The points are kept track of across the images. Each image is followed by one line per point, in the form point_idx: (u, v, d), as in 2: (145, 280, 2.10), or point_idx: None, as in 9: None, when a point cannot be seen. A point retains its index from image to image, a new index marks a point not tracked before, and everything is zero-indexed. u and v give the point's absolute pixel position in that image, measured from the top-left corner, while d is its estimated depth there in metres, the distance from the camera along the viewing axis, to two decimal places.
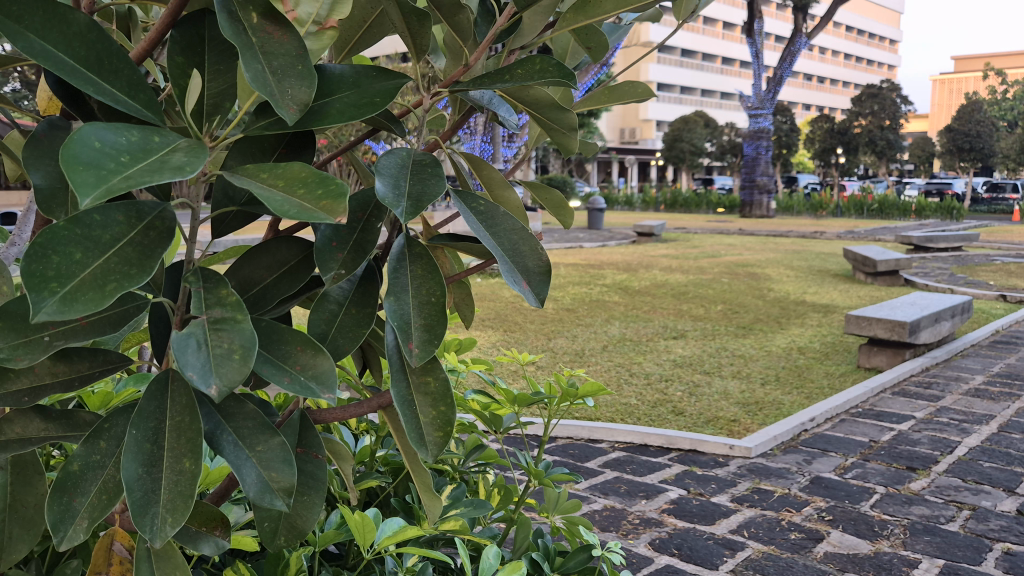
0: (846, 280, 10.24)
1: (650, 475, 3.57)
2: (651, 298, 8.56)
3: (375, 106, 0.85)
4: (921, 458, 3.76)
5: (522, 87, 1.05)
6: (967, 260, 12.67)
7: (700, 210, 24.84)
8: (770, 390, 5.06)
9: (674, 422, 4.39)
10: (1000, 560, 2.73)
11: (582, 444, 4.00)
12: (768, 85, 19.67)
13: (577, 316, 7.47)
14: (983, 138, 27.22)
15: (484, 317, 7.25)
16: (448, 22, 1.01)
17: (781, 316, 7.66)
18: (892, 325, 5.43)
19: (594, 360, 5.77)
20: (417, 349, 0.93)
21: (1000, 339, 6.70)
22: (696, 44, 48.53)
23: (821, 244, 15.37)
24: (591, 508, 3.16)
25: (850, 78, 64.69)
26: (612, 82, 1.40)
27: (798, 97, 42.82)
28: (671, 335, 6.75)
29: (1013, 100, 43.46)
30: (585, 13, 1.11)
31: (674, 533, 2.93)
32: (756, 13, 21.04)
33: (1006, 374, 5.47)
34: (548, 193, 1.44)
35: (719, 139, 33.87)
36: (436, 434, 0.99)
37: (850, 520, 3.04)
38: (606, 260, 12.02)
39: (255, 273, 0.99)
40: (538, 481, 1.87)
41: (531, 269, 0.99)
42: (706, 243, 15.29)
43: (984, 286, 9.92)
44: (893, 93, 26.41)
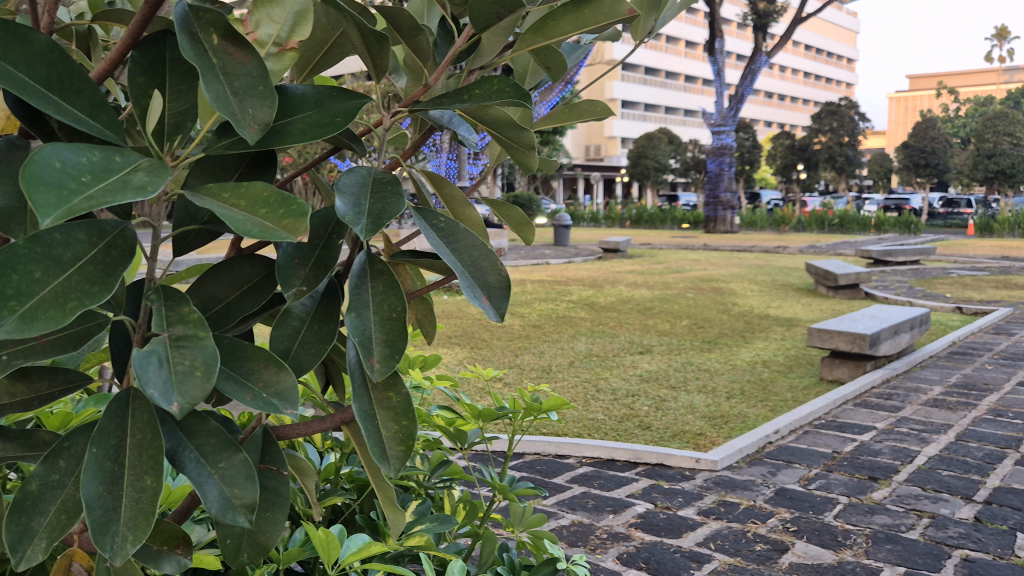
0: (808, 294, 10.41)
1: (617, 490, 3.59)
2: (617, 314, 8.63)
3: (336, 127, 0.87)
4: (882, 468, 3.83)
5: (481, 108, 1.08)
6: (925, 273, 12.95)
7: (665, 226, 25.05)
8: (735, 403, 5.12)
9: (640, 436, 4.43)
10: (959, 566, 2.80)
11: (549, 459, 4.02)
12: (730, 102, 19.94)
13: (543, 333, 7.49)
14: (938, 154, 27.96)
15: (451, 335, 7.24)
16: (408, 43, 1.04)
17: (745, 331, 7.75)
18: (853, 337, 5.53)
19: (560, 376, 5.79)
20: (378, 364, 0.94)
21: (957, 350, 6.86)
22: (659, 62, 49.19)
23: (783, 258, 15.61)
24: (559, 524, 3.17)
25: (809, 95, 65.92)
26: (572, 101, 1.43)
27: (760, 115, 43.57)
28: (636, 350, 6.81)
29: (966, 118, 44.68)
30: (543, 34, 1.14)
31: (642, 547, 2.95)
32: (717, 31, 21.33)
33: (963, 384, 5.60)
34: (509, 211, 1.46)
35: (682, 155, 34.29)
36: (399, 448, 1.01)
37: (814, 531, 3.09)
38: (572, 276, 12.08)
39: (218, 290, 1.00)
40: (503, 496, 1.88)
41: (492, 284, 1.02)
42: (671, 258, 15.44)
43: (941, 298, 10.15)
44: (851, 109, 26.96)
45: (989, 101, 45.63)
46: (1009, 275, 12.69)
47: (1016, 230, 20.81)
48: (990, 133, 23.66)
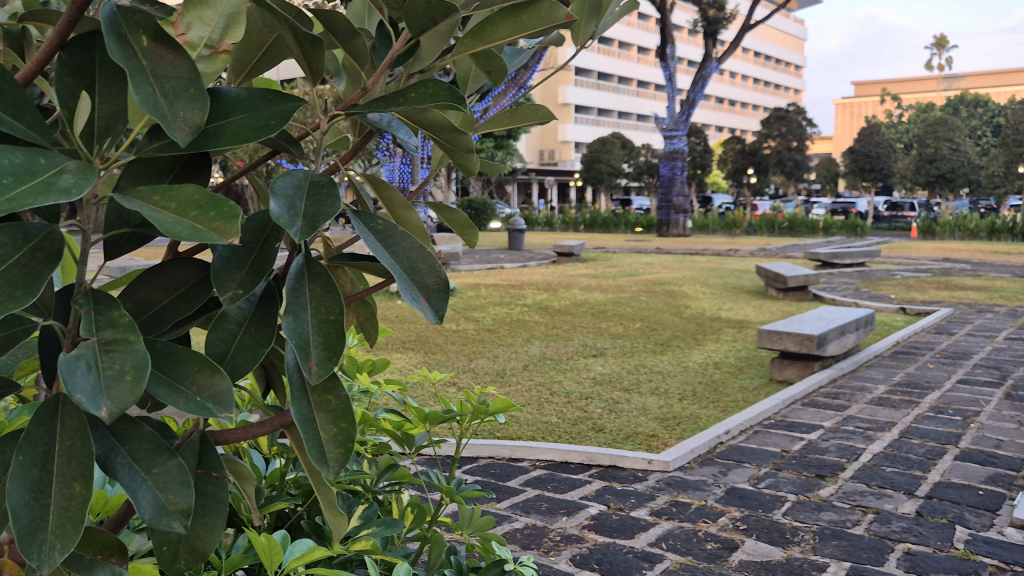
0: (758, 296, 10.60)
1: (570, 492, 3.62)
2: (571, 317, 8.68)
3: (269, 130, 0.86)
4: (828, 466, 3.92)
5: (419, 110, 1.08)
6: (871, 275, 13.26)
7: (618, 230, 25.28)
8: (687, 405, 5.19)
9: (594, 439, 4.47)
10: (901, 560, 2.87)
11: (502, 463, 4.03)
12: (682, 107, 20.18)
13: (498, 337, 7.51)
14: (883, 159, 28.70)
15: (404, 340, 7.20)
16: (345, 47, 1.04)
17: (697, 333, 7.85)
18: (801, 338, 5.65)
19: (514, 380, 5.81)
20: (316, 367, 0.94)
21: (901, 349, 7.04)
22: (612, 68, 49.63)
23: (734, 261, 15.85)
24: (513, 527, 3.18)
25: (758, 100, 67.09)
26: (512, 106, 1.45)
27: (710, 119, 44.23)
28: (590, 353, 6.86)
29: (910, 124, 45.94)
30: (482, 39, 1.15)
31: (596, 548, 2.97)
32: (668, 37, 21.57)
33: (906, 383, 5.75)
34: (453, 214, 1.46)
35: (634, 160, 34.63)
36: (338, 451, 1.01)
37: (763, 529, 3.15)
38: (527, 280, 12.12)
39: (152, 294, 0.99)
40: (450, 498, 1.89)
41: (431, 286, 1.03)
42: (624, 262, 15.58)
43: (886, 299, 10.39)
44: (798, 114, 27.50)
45: (931, 107, 47.02)
46: (949, 276, 13.10)
47: (956, 233, 21.49)
48: (931, 138, 24.38)
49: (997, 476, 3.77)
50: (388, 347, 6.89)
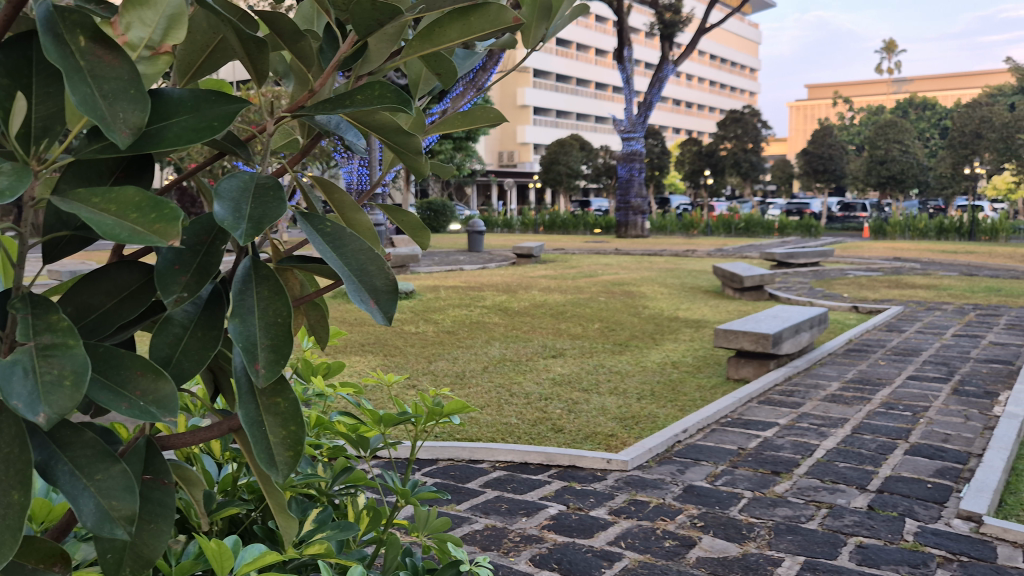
0: (715, 296, 10.74)
1: (530, 492, 3.63)
2: (530, 318, 8.71)
3: (213, 131, 0.86)
4: (783, 462, 3.98)
5: (367, 111, 1.08)
6: (825, 275, 13.53)
7: (578, 231, 25.45)
8: (645, 404, 5.24)
9: (553, 439, 4.49)
10: (853, 553, 2.94)
11: (462, 464, 4.03)
12: (639, 109, 20.37)
13: (458, 338, 7.50)
14: (835, 161, 29.31)
15: (362, 343, 7.17)
16: (292, 49, 1.04)
17: (655, 333, 7.92)
18: (756, 337, 5.74)
19: (474, 381, 5.81)
20: (263, 369, 0.93)
21: (853, 347, 7.18)
22: (571, 70, 49.90)
23: (691, 262, 16.04)
24: (472, 529, 3.18)
25: (713, 102, 67.97)
26: (463, 108, 1.46)
27: (668, 121, 44.70)
28: (549, 354, 6.89)
29: (861, 127, 46.99)
30: (430, 42, 1.16)
31: (555, 548, 2.99)
32: (625, 39, 21.75)
33: (859, 380, 5.87)
34: (404, 215, 1.46)
35: (593, 162, 34.86)
36: (287, 454, 1.00)
37: (720, 525, 3.19)
38: (487, 281, 12.13)
39: (94, 298, 0.97)
40: (406, 500, 1.88)
41: (379, 287, 1.03)
42: (583, 263, 15.68)
43: (839, 298, 10.61)
44: (754, 116, 27.94)
45: (882, 110, 48.13)
46: (900, 275, 13.41)
47: (906, 233, 22.03)
48: (882, 141, 24.97)
49: (945, 469, 3.87)
50: (347, 350, 6.84)
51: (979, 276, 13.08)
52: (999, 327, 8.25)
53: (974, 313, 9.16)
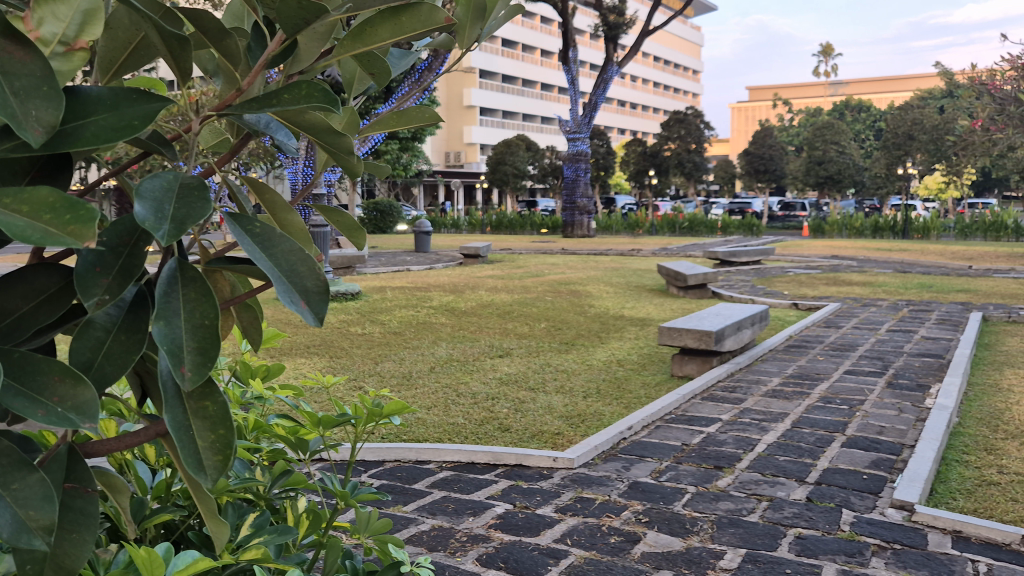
0: (660, 295, 10.88)
1: (477, 492, 3.63)
2: (477, 318, 8.71)
3: (133, 130, 0.84)
4: (726, 457, 4.06)
5: (296, 112, 1.07)
6: (766, 272, 13.82)
7: (525, 231, 25.51)
8: (591, 402, 5.28)
9: (500, 438, 4.50)
10: (792, 544, 3.01)
11: (409, 466, 4.00)
12: (585, 109, 20.51)
13: (404, 339, 7.45)
14: (775, 161, 29.95)
15: (307, 345, 7.07)
16: (217, 48, 1.02)
17: (600, 331, 7.99)
18: (700, 334, 5.83)
19: (421, 382, 5.77)
20: (190, 372, 0.92)
21: (793, 343, 7.35)
22: (517, 70, 49.99)
23: (637, 261, 16.21)
24: (419, 530, 3.17)
25: (658, 104, 68.87)
26: (399, 107, 1.46)
27: (613, 122, 45.10)
28: (496, 353, 6.89)
29: (800, 128, 48.12)
30: (362, 41, 1.15)
31: (502, 547, 2.99)
32: (570, 41, 21.87)
33: (799, 375, 6.01)
34: (340, 216, 1.45)
35: (540, 162, 34.98)
36: (216, 459, 0.99)
37: (664, 520, 3.24)
38: (434, 282, 12.06)
39: (11, 302, 0.94)
40: (347, 502, 1.86)
41: (311, 288, 1.02)
42: (530, 263, 15.75)
43: (780, 295, 10.84)
44: (697, 117, 28.38)
45: (819, 112, 49.39)
46: (837, 273, 13.78)
47: (843, 231, 22.61)
48: (819, 141, 25.60)
49: (880, 460, 3.99)
50: (291, 353, 6.74)
51: (912, 273, 13.51)
52: (930, 322, 8.54)
53: (908, 309, 9.45)
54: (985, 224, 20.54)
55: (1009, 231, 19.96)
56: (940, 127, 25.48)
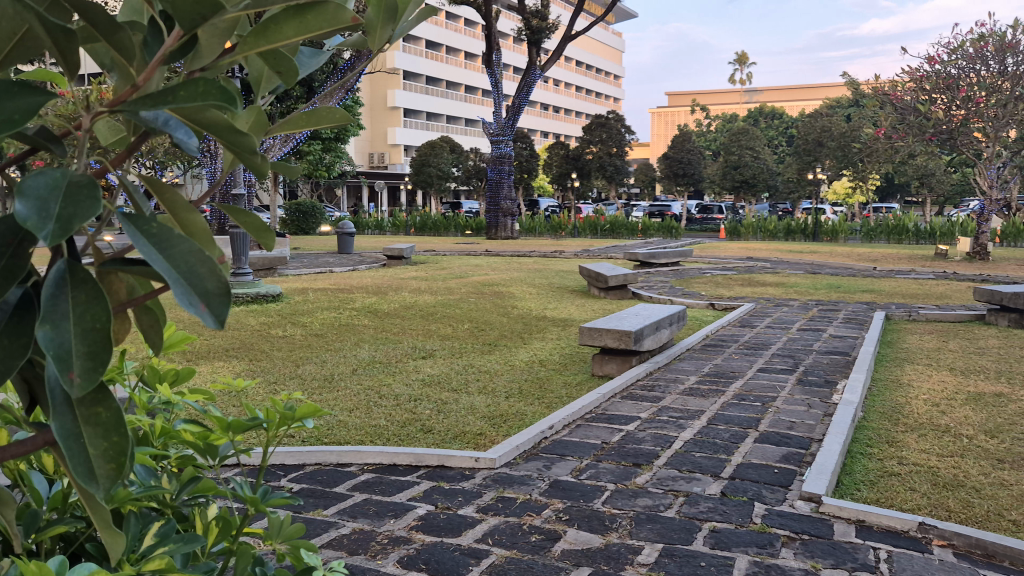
0: (581, 295, 11.02)
1: (398, 494, 3.60)
2: (400, 320, 8.65)
3: (13, 127, 0.82)
4: (644, 454, 4.14)
5: (192, 110, 1.05)
6: (685, 273, 14.16)
7: (449, 232, 25.45)
8: (513, 402, 5.31)
9: (423, 440, 4.48)
10: (707, 538, 3.09)
11: (330, 469, 3.95)
12: (507, 111, 20.58)
13: (326, 341, 7.35)
14: (693, 165, 30.72)
15: (226, 348, 6.89)
16: (109, 41, 0.99)
17: (523, 332, 8.05)
18: (619, 334, 5.93)
19: (342, 384, 5.69)
20: (78, 378, 0.89)
21: (710, 342, 7.54)
22: (441, 71, 49.83)
23: (559, 262, 16.37)
24: (339, 533, 3.13)
25: (580, 108, 69.73)
26: (309, 107, 1.44)
27: (536, 124, 45.41)
28: (419, 355, 6.86)
29: (718, 133, 49.48)
30: (267, 39, 1.14)
31: (423, 548, 2.99)
32: (494, 44, 21.90)
33: (714, 373, 6.18)
34: (248, 216, 1.42)
35: (464, 164, 35.01)
36: (109, 467, 0.97)
37: (584, 518, 3.29)
38: (356, 284, 11.92)
39: None
40: (259, 508, 1.82)
41: (211, 291, 1.01)
42: (454, 264, 15.72)
43: (698, 296, 11.09)
44: (618, 121, 28.83)
45: (734, 118, 50.94)
46: (751, 274, 14.20)
47: (758, 234, 23.35)
48: (735, 147, 26.37)
49: (790, 454, 4.14)
50: (209, 356, 6.56)
51: (822, 274, 14.07)
52: (838, 320, 8.89)
53: (817, 309, 9.81)
54: (888, 228, 21.57)
55: (910, 234, 20.99)
56: (847, 135, 26.62)
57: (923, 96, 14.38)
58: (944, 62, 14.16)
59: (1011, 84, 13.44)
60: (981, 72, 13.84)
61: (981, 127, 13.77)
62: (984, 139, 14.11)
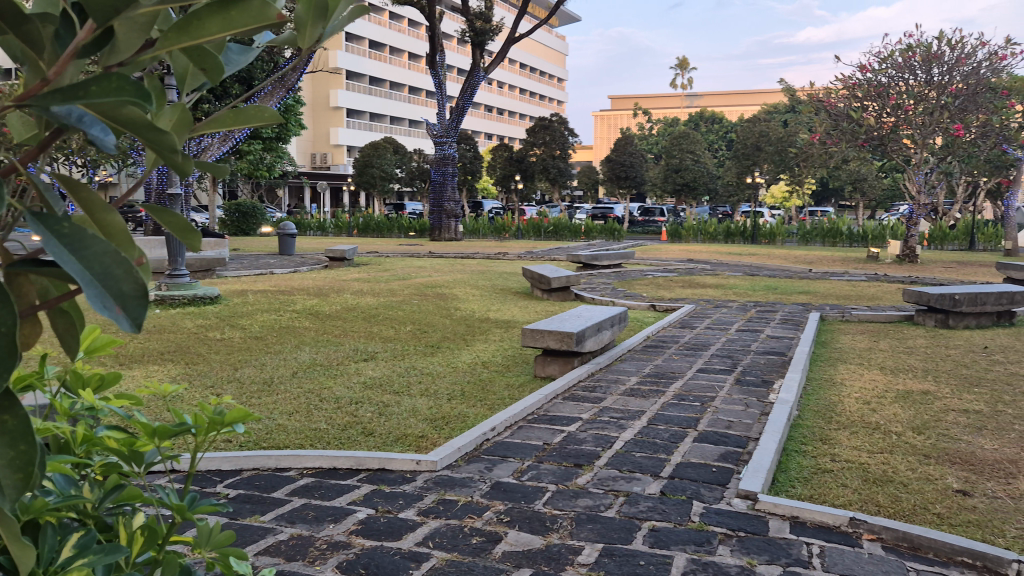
0: (524, 297, 11.04)
1: (338, 498, 3.55)
2: (342, 322, 8.55)
3: None
4: (585, 455, 4.17)
5: (108, 107, 1.01)
6: (626, 275, 14.30)
7: (392, 234, 25.27)
8: (455, 404, 5.28)
9: (364, 443, 4.43)
10: (646, 537, 3.12)
11: (268, 474, 3.88)
12: (451, 113, 20.50)
13: (265, 344, 7.21)
14: (636, 169, 31.08)
15: (161, 352, 6.72)
16: (16, 33, 0.96)
17: (465, 334, 8.03)
18: (561, 336, 5.96)
19: (282, 388, 5.59)
20: None
21: (651, 343, 7.64)
22: (385, 72, 49.43)
23: (503, 264, 16.39)
24: (276, 539, 3.07)
25: (524, 109, 69.96)
26: (236, 107, 1.41)
27: (480, 126, 45.39)
28: (360, 357, 6.78)
29: (660, 138, 50.18)
30: (188, 35, 1.11)
31: (363, 553, 2.95)
32: (437, 45, 21.80)
33: (655, 373, 6.26)
34: (171, 215, 1.38)
35: (407, 165, 34.85)
36: (17, 476, 0.93)
37: (525, 519, 3.29)
38: (296, 285, 11.73)
39: None
40: (185, 516, 1.76)
41: (128, 294, 0.97)
42: (397, 266, 15.60)
43: (639, 298, 11.22)
44: (561, 124, 28.99)
45: (675, 121, 51.74)
46: (692, 276, 14.42)
47: (698, 236, 23.75)
48: (676, 150, 26.76)
49: (727, 453, 4.21)
50: (143, 360, 6.39)
51: (759, 276, 14.36)
52: (775, 321, 9.08)
53: (755, 310, 10.02)
54: (823, 231, 22.17)
55: (844, 237, 21.59)
56: (784, 140, 27.25)
57: (856, 103, 14.82)
58: (875, 71, 14.57)
59: (937, 93, 13.91)
60: (909, 80, 14.29)
61: (910, 134, 14.27)
62: (912, 145, 14.59)
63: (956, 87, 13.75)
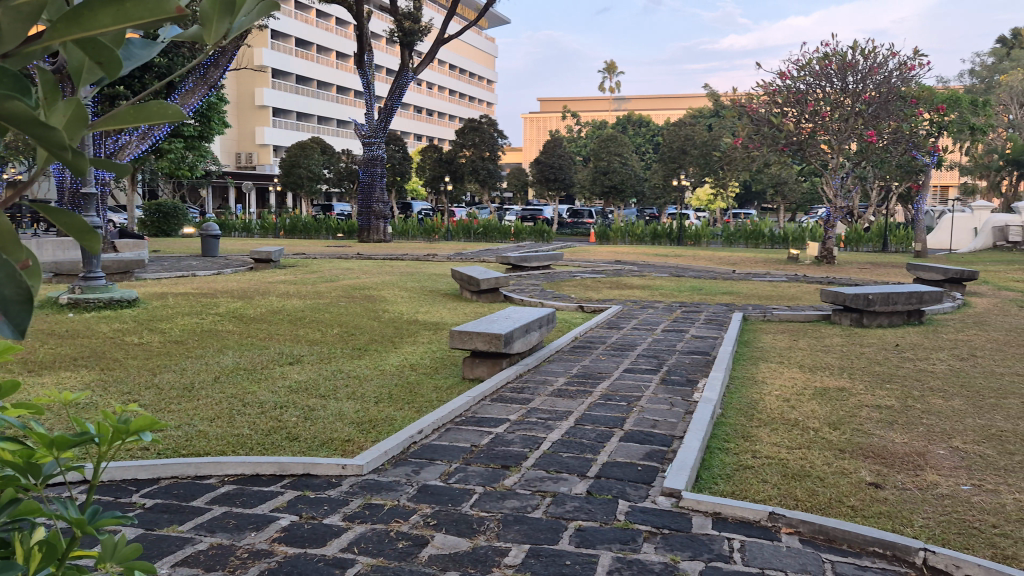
0: (453, 299, 11.00)
1: (260, 505, 3.46)
2: (266, 325, 8.36)
3: None
4: (513, 456, 4.17)
5: None
6: (555, 276, 14.41)
7: (320, 235, 24.88)
8: (382, 407, 5.22)
9: (288, 448, 4.34)
10: (573, 536, 3.13)
11: (187, 482, 3.75)
12: (380, 113, 20.24)
13: (187, 348, 7.00)
14: (565, 171, 31.35)
15: (74, 357, 6.44)
16: None
17: (394, 336, 7.95)
18: (489, 337, 5.94)
19: (203, 393, 5.43)
20: None
21: (579, 343, 7.70)
22: (312, 71, 48.64)
23: (432, 265, 16.30)
24: (195, 550, 2.97)
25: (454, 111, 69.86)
26: (136, 103, 1.35)
27: (410, 128, 45.08)
28: (285, 361, 6.65)
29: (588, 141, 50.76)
30: (79, 25, 1.05)
31: (285, 561, 2.89)
32: (365, 44, 21.49)
33: (583, 374, 6.31)
34: (65, 216, 1.30)
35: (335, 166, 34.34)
36: None
37: (452, 522, 3.26)
38: (219, 287, 11.43)
39: None
40: (87, 530, 1.68)
41: (10, 296, 0.92)
42: (324, 267, 15.39)
43: (567, 299, 11.32)
44: (491, 126, 29.01)
45: (603, 124, 52.42)
46: (619, 277, 14.62)
47: (626, 238, 24.09)
48: (604, 153, 27.07)
49: (653, 452, 4.27)
50: (54, 366, 6.11)
51: (684, 277, 14.61)
52: (700, 321, 9.28)
53: (680, 310, 10.21)
54: (746, 233, 22.75)
55: (766, 239, 22.23)
56: (708, 143, 27.87)
57: (776, 109, 15.26)
58: (795, 78, 15.00)
59: (852, 100, 14.32)
60: (827, 87, 14.77)
61: (826, 139, 14.86)
62: (829, 150, 15.11)
63: (869, 95, 14.16)
